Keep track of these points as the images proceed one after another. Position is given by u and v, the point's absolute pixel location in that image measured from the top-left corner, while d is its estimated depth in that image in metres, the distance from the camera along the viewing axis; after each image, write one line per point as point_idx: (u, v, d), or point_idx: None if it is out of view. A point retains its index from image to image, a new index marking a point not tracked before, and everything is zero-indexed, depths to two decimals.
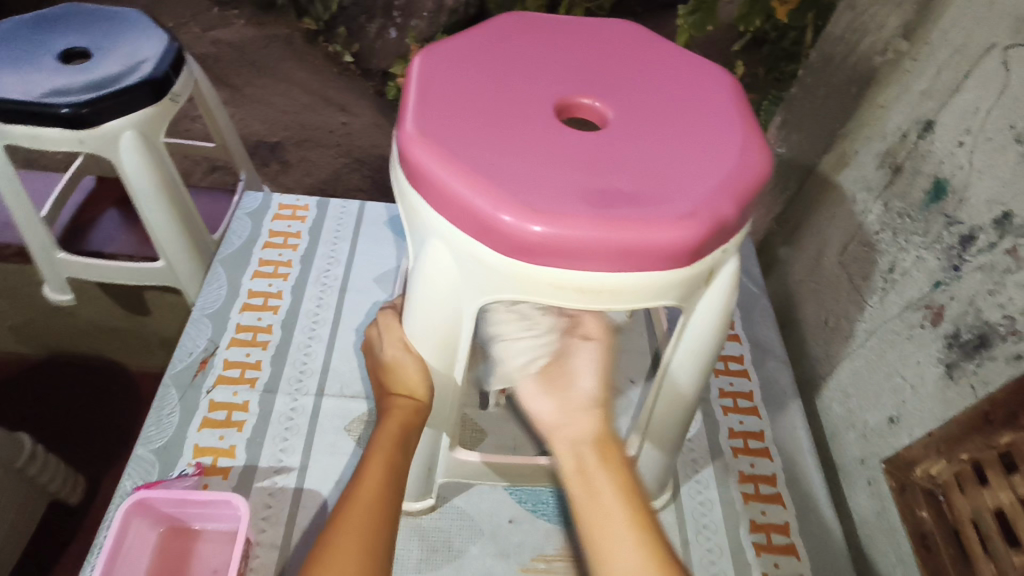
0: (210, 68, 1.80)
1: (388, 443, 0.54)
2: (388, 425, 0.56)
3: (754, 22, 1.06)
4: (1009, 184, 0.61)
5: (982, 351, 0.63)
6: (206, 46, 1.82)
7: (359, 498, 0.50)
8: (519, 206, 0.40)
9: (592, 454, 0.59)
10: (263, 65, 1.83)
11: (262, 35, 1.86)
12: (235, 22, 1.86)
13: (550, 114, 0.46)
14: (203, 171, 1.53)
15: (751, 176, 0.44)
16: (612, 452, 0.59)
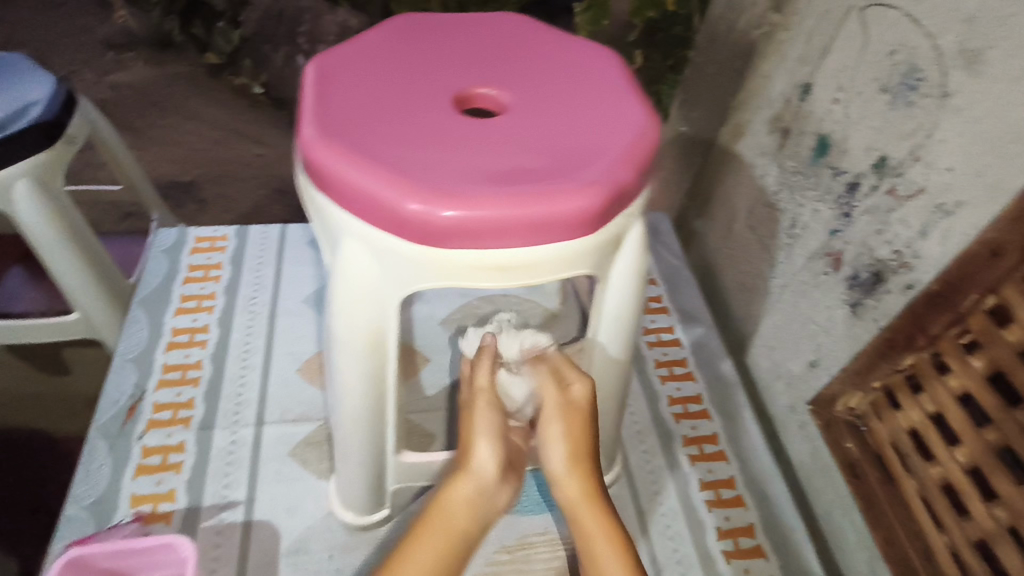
0: (112, 113, 1.74)
1: (448, 521, 0.53)
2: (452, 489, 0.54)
3: (647, 14, 1.00)
4: (882, 130, 0.65)
5: (879, 287, 0.68)
6: (105, 91, 1.78)
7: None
8: (425, 194, 0.40)
9: (584, 506, 0.55)
10: (168, 104, 1.78)
11: (162, 76, 1.84)
12: (133, 64, 1.87)
13: (448, 103, 0.47)
14: (115, 219, 1.46)
15: (646, 142, 0.46)
16: (596, 499, 0.55)
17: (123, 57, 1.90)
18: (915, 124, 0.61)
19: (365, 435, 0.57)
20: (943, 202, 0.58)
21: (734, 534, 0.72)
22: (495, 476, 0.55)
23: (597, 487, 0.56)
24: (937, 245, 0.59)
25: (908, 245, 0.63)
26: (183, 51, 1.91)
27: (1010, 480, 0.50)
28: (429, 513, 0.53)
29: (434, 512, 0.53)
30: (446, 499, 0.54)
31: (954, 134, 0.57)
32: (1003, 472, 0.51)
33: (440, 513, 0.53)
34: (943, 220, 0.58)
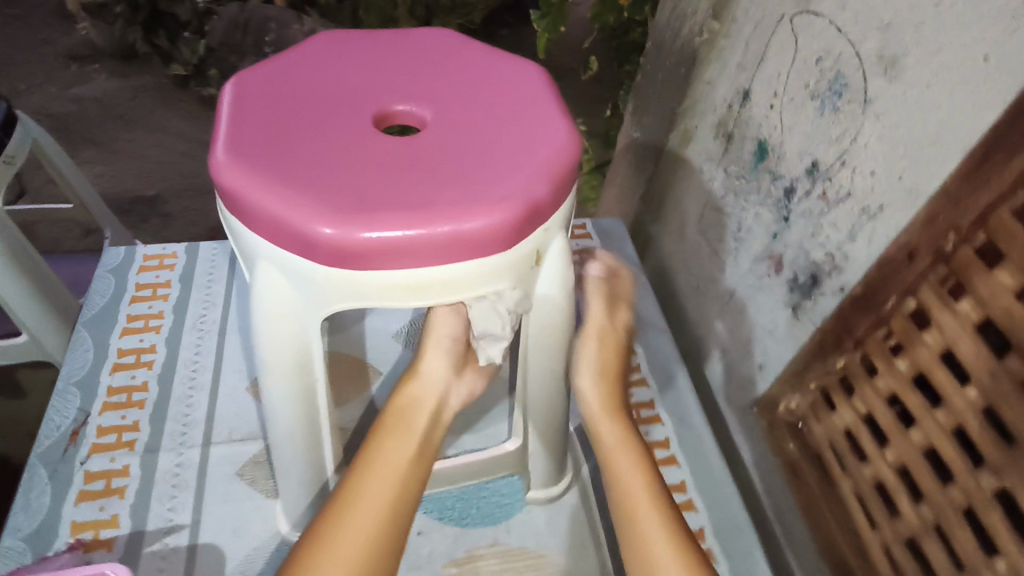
0: (71, 128, 1.68)
1: (400, 433, 0.55)
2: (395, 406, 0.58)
3: (607, 21, 1.07)
4: (813, 135, 0.67)
5: (815, 289, 0.69)
6: (64, 106, 1.72)
7: (367, 490, 0.51)
8: (333, 215, 0.40)
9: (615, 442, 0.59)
10: (131, 117, 1.73)
11: (129, 87, 1.79)
12: (99, 78, 1.81)
13: (364, 121, 0.47)
14: (77, 236, 1.43)
15: (564, 155, 0.46)
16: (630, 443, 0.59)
17: (90, 71, 1.84)
18: (840, 130, 0.63)
19: (302, 457, 0.57)
20: (867, 205, 0.60)
21: None
22: (442, 379, 0.61)
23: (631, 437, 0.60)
24: (864, 248, 0.61)
25: (839, 248, 0.65)
26: (150, 62, 1.87)
27: (935, 479, 0.52)
28: (380, 430, 0.56)
29: (384, 429, 0.56)
30: (392, 414, 0.57)
31: (875, 139, 0.58)
32: (929, 471, 0.52)
33: (387, 424, 0.56)
34: (868, 223, 0.60)
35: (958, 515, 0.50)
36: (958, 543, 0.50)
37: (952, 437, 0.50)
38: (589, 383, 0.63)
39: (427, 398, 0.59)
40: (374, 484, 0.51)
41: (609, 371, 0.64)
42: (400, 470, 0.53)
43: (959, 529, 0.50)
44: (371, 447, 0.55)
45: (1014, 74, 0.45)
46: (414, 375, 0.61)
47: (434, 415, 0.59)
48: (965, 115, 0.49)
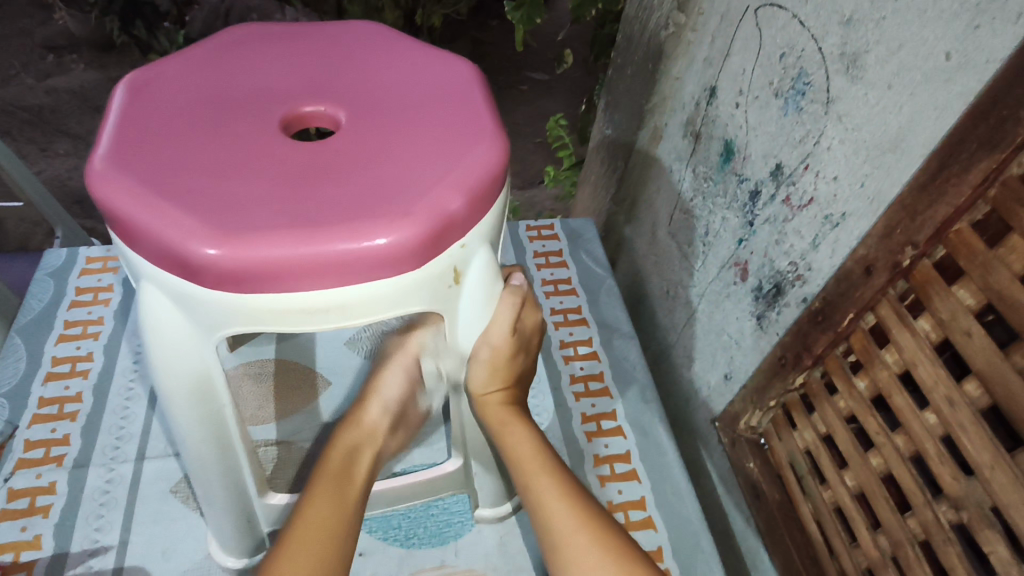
0: (47, 120, 1.55)
1: (343, 481, 0.51)
2: (339, 448, 0.54)
3: (589, 12, 1.02)
4: (777, 137, 0.63)
5: (779, 299, 0.65)
6: (41, 97, 1.60)
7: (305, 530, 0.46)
8: (215, 233, 0.37)
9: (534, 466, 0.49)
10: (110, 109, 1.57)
11: (106, 78, 1.67)
12: (75, 67, 1.69)
13: (268, 128, 0.44)
14: (46, 235, 1.30)
15: (481, 163, 0.42)
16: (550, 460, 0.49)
17: (65, 60, 1.71)
18: (804, 131, 0.59)
19: (218, 480, 0.53)
20: (830, 213, 0.56)
21: None
22: (383, 429, 0.58)
23: (550, 456, 0.50)
24: (826, 258, 0.58)
25: (803, 257, 0.61)
26: (127, 54, 1.73)
27: (892, 509, 0.48)
28: (321, 473, 0.51)
29: (326, 474, 0.51)
30: (335, 457, 0.53)
31: (838, 142, 0.55)
32: (887, 500, 0.49)
33: (330, 470, 0.51)
34: (832, 231, 0.57)
35: (915, 549, 0.46)
36: None
37: (909, 465, 0.47)
38: (485, 383, 0.50)
39: (366, 444, 0.55)
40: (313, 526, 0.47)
41: (510, 365, 0.51)
42: (343, 514, 0.48)
43: (916, 566, 0.46)
44: (316, 479, 0.50)
45: (977, 74, 0.41)
46: (358, 420, 0.57)
47: (373, 465, 0.55)
48: (926, 116, 0.46)
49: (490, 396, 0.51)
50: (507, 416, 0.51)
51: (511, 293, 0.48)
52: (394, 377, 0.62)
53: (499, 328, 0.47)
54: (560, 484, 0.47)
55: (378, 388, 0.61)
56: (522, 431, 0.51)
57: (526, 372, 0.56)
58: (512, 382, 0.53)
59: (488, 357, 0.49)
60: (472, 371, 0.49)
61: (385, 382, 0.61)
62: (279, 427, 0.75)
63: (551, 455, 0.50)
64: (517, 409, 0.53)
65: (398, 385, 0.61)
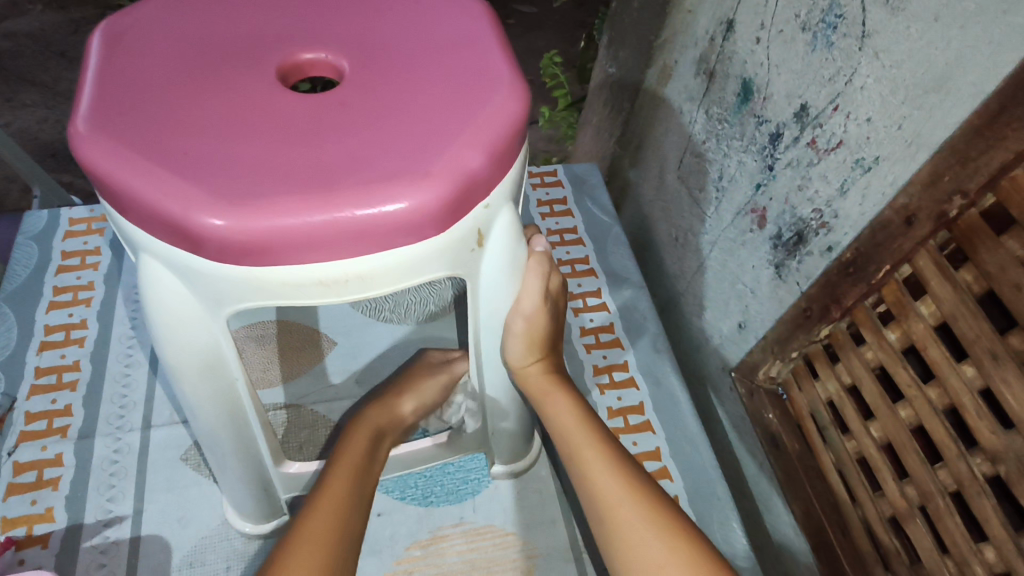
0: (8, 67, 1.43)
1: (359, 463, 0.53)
2: (364, 433, 0.57)
3: None
4: (802, 74, 0.59)
5: (800, 248, 0.63)
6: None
7: (326, 504, 0.48)
8: (220, 201, 0.34)
9: (577, 432, 0.48)
10: (75, 55, 1.46)
11: (67, 20, 1.54)
12: (32, 9, 1.55)
13: (267, 80, 0.40)
14: (23, 193, 1.23)
15: (502, 113, 0.39)
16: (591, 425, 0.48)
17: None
18: (834, 69, 0.55)
19: (232, 453, 0.52)
20: (862, 156, 0.54)
21: None
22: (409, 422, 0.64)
23: (593, 422, 0.49)
24: (855, 204, 0.55)
25: (828, 204, 0.58)
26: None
27: (922, 460, 0.48)
28: (337, 458, 0.53)
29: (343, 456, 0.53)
30: (356, 441, 0.56)
31: (873, 80, 0.51)
32: (915, 451, 0.49)
33: (347, 454, 0.54)
34: (862, 176, 0.54)
35: (945, 500, 0.46)
36: (945, 530, 0.46)
37: (942, 417, 0.46)
38: (523, 355, 0.49)
39: (393, 431, 0.61)
40: (329, 504, 0.48)
41: (547, 334, 0.50)
42: (359, 495, 0.51)
43: (946, 516, 0.46)
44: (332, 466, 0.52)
45: None
46: (394, 408, 0.62)
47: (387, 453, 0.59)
48: (979, 51, 0.42)
49: (530, 367, 0.51)
50: (547, 386, 0.51)
51: (538, 262, 0.46)
52: (435, 384, 0.67)
53: (528, 299, 0.46)
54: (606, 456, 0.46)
55: (419, 387, 0.66)
56: (563, 400, 0.50)
57: (560, 338, 0.54)
58: (551, 350, 0.52)
59: (522, 328, 0.48)
60: (508, 343, 0.48)
61: (427, 388, 0.66)
62: (287, 390, 0.73)
63: (596, 425, 0.49)
64: (558, 378, 0.52)
65: (435, 395, 0.67)
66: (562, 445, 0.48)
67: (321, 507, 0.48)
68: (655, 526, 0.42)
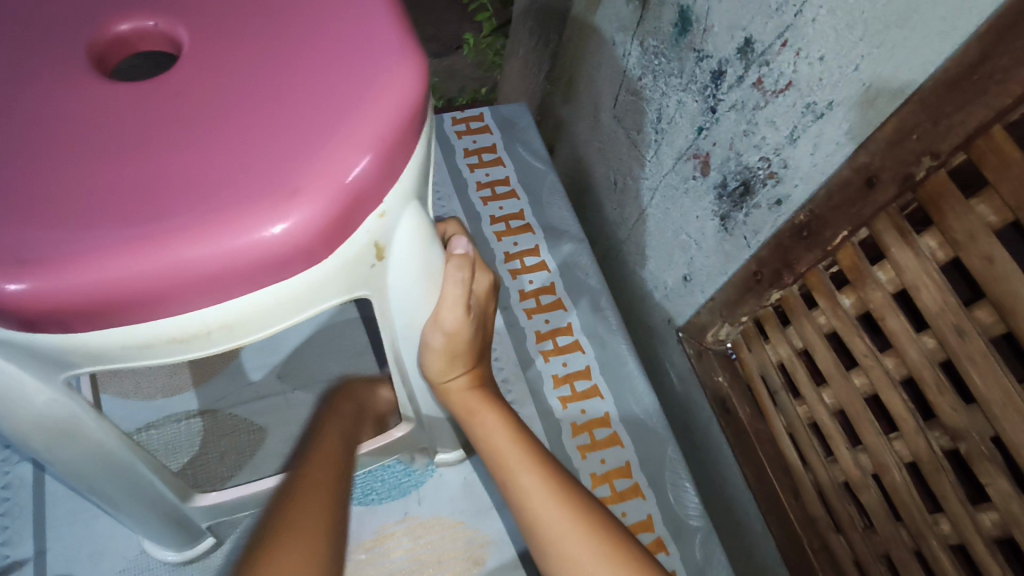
0: None
1: (334, 465, 0.45)
2: (331, 440, 0.49)
3: None
4: (747, 3, 0.52)
5: (747, 199, 0.58)
6: None
7: (306, 501, 0.41)
8: (8, 257, 0.25)
9: (514, 457, 0.42)
10: None
11: None
12: None
13: (72, 73, 0.30)
14: None
15: (387, 95, 0.31)
16: (529, 448, 0.43)
17: None
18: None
19: (127, 499, 0.45)
20: (813, 101, 0.48)
21: (610, 479, 0.66)
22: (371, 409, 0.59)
23: (529, 444, 0.43)
24: (806, 154, 0.50)
25: (777, 152, 0.53)
26: None
27: (877, 431, 0.46)
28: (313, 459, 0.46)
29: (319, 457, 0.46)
30: (322, 451, 0.47)
31: (826, 12, 0.45)
32: (871, 422, 0.46)
33: (324, 456, 0.46)
34: (814, 123, 0.48)
35: (902, 471, 0.45)
36: (901, 502, 0.45)
37: (900, 389, 0.43)
38: (446, 371, 0.42)
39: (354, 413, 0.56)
40: (305, 512, 0.39)
41: (471, 346, 0.43)
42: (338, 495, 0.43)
43: (903, 488, 0.45)
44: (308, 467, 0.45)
45: None
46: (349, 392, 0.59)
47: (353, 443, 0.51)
48: None
49: (453, 382, 0.44)
50: (473, 403, 0.45)
51: (457, 266, 0.39)
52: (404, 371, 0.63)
53: (450, 308, 0.39)
54: (546, 482, 0.41)
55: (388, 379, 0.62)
56: (493, 418, 0.44)
57: (487, 339, 0.48)
58: (476, 360, 0.45)
59: (442, 343, 0.41)
60: (428, 361, 0.42)
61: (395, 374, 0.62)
62: (199, 395, 0.65)
63: (530, 443, 0.44)
64: (485, 390, 0.46)
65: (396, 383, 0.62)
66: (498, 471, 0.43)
67: (299, 503, 0.40)
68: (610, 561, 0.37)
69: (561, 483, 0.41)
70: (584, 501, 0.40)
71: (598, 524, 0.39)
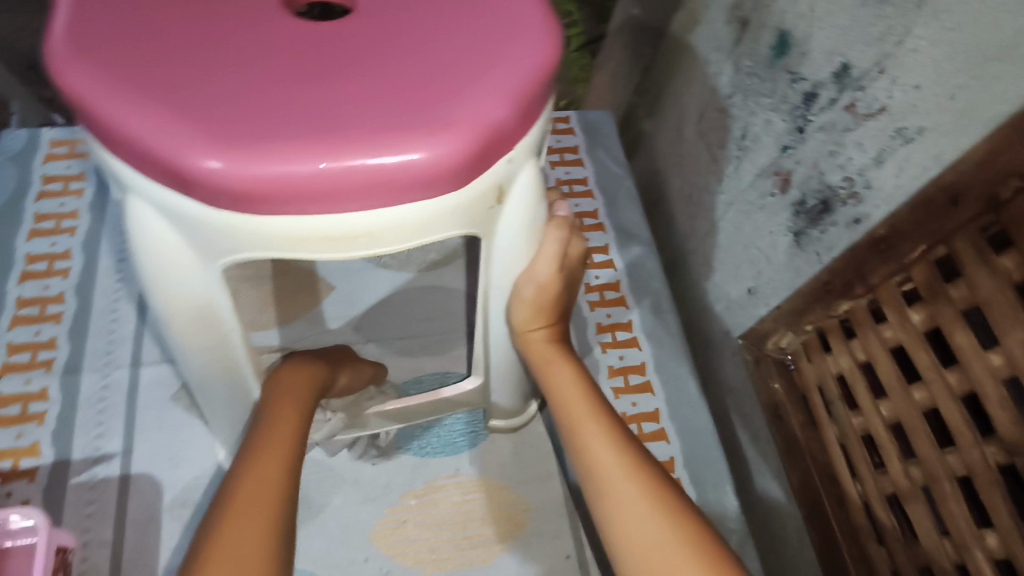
0: None
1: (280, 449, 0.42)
2: (281, 422, 0.44)
3: None
4: (848, 31, 0.54)
5: (824, 217, 0.60)
6: None
7: (238, 525, 0.37)
8: (215, 143, 0.30)
9: (583, 405, 0.46)
10: None
11: None
12: None
13: (270, 5, 0.36)
14: None
15: (530, 58, 0.35)
16: (595, 401, 0.47)
17: None
18: (885, 27, 0.51)
19: (226, 402, 0.49)
20: (904, 126, 0.50)
21: None
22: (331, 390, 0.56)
23: (597, 398, 0.47)
24: (891, 176, 0.52)
25: (861, 173, 0.55)
26: None
27: (932, 444, 0.48)
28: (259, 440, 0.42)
29: (265, 441, 0.42)
30: (269, 435, 0.43)
31: (928, 43, 0.47)
32: (927, 435, 0.48)
33: (272, 438, 0.43)
34: (902, 147, 0.51)
35: (953, 485, 0.46)
36: (949, 514, 0.47)
37: (960, 404, 0.45)
38: (530, 319, 0.47)
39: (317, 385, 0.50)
40: (247, 512, 0.38)
41: (555, 302, 0.47)
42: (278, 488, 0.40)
43: (952, 500, 0.47)
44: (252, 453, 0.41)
45: None
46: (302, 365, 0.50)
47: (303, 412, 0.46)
48: None
49: (534, 332, 0.49)
50: (550, 356, 0.49)
51: (558, 226, 0.44)
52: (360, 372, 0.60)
53: (546, 262, 0.44)
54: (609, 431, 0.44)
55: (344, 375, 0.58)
56: (567, 370, 0.49)
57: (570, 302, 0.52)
58: (557, 317, 0.49)
59: (532, 295, 0.45)
60: (514, 311, 0.46)
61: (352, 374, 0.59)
62: (282, 333, 0.71)
63: (598, 399, 0.47)
64: (562, 346, 0.50)
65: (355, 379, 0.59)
66: (564, 416, 0.47)
67: (240, 507, 0.38)
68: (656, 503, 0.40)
69: (622, 435, 0.45)
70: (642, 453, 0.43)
71: (649, 473, 0.42)
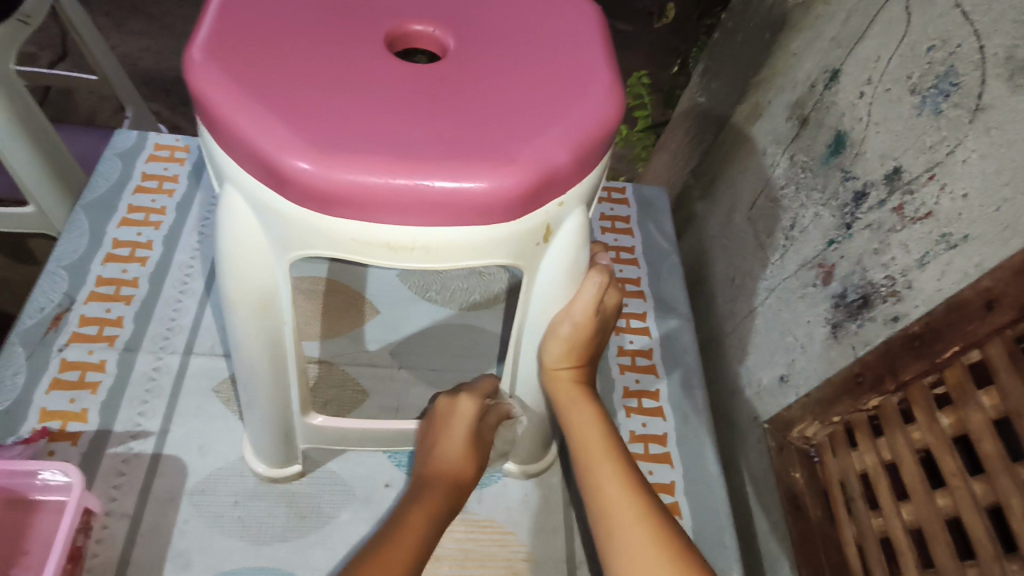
0: None
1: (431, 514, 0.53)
2: (437, 492, 0.55)
3: None
4: (901, 138, 0.57)
5: (863, 312, 0.61)
6: None
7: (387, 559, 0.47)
8: (309, 148, 0.35)
9: (603, 447, 0.51)
10: None
11: None
12: None
13: (374, 43, 0.41)
14: (111, 110, 1.19)
15: (596, 116, 0.39)
16: (615, 445, 0.52)
17: None
18: (938, 137, 0.53)
19: (264, 393, 0.53)
20: (949, 232, 0.52)
21: None
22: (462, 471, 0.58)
23: (615, 442, 0.52)
24: (932, 279, 0.53)
25: (903, 273, 0.56)
26: None
27: (952, 554, 0.47)
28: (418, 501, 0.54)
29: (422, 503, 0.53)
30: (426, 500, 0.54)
31: (978, 155, 0.50)
32: (947, 544, 0.48)
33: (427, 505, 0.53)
34: (945, 252, 0.52)
35: None
36: None
37: (984, 516, 0.45)
38: (560, 358, 0.51)
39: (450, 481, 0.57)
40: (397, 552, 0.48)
41: (586, 344, 0.52)
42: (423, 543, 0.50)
43: None
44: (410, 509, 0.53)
45: None
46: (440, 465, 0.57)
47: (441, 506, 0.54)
48: None
49: (561, 371, 0.53)
50: (574, 394, 0.54)
51: (597, 273, 0.47)
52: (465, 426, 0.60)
53: (582, 305, 0.47)
54: (621, 473, 0.49)
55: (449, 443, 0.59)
56: (589, 413, 0.53)
57: (600, 350, 0.56)
58: (585, 360, 0.54)
59: (567, 334, 0.49)
60: (548, 344, 0.49)
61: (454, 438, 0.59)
62: (323, 347, 0.75)
63: (618, 446, 0.52)
64: (586, 388, 0.54)
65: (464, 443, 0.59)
66: (585, 455, 0.51)
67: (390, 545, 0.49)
68: (655, 542, 0.45)
69: (633, 477, 0.49)
70: (650, 495, 0.48)
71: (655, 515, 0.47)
